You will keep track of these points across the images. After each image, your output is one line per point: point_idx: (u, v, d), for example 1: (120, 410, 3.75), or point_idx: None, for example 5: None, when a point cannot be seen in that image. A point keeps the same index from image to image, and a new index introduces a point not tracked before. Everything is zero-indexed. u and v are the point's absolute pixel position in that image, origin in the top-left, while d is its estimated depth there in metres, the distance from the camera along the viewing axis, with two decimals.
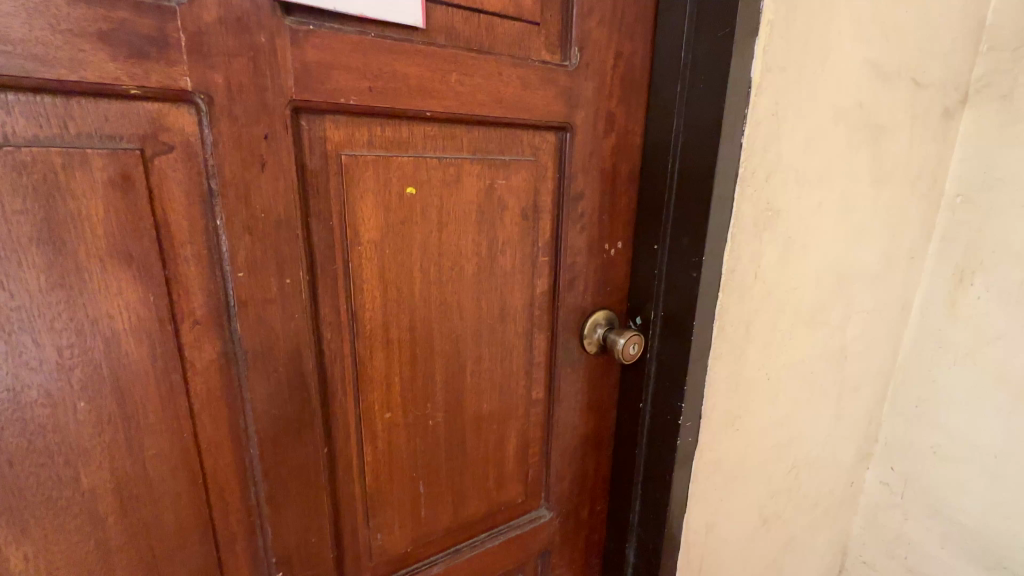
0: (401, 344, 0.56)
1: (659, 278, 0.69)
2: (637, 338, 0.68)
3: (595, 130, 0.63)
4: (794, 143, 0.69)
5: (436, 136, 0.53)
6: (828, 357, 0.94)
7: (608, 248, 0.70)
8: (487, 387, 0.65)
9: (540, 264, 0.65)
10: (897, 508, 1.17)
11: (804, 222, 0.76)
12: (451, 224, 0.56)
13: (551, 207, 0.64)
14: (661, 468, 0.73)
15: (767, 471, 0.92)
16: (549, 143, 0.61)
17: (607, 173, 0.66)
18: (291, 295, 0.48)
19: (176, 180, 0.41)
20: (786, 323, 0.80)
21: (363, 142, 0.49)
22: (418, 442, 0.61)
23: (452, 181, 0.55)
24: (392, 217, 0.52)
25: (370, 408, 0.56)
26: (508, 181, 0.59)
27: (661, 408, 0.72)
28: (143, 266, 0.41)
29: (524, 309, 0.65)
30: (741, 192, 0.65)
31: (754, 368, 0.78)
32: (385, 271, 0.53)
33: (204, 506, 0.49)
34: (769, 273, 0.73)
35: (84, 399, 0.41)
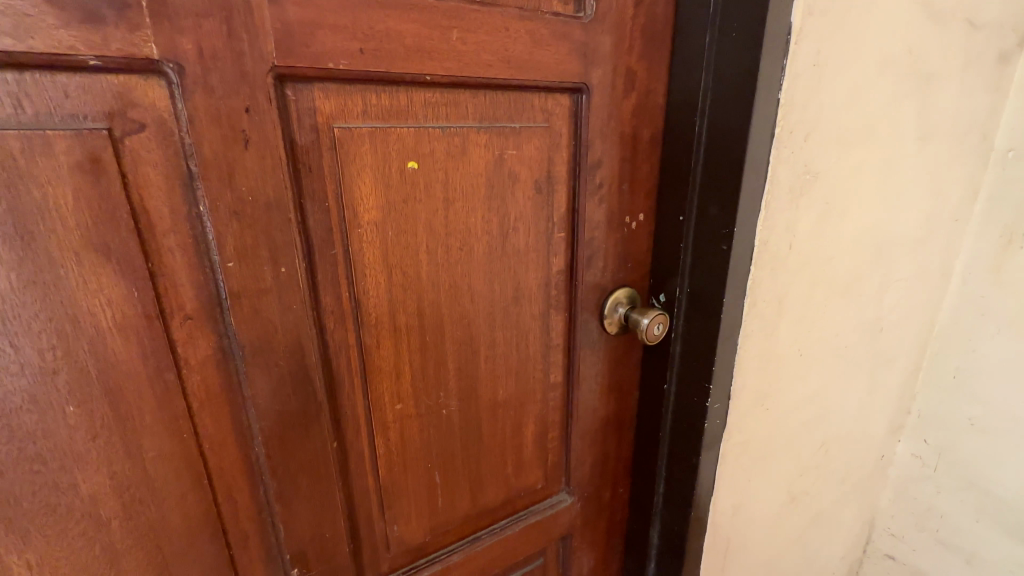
0: (410, 331, 0.53)
1: (685, 252, 0.64)
2: (661, 317, 0.64)
3: (614, 91, 0.57)
4: (836, 97, 0.62)
5: (438, 104, 0.48)
6: (864, 328, 0.89)
7: (629, 222, 0.64)
8: (503, 373, 0.62)
9: (556, 240, 0.60)
10: (929, 481, 1.13)
11: (844, 186, 0.69)
12: (458, 201, 0.51)
13: (567, 179, 0.58)
14: (687, 452, 0.70)
15: (796, 450, 0.88)
16: (563, 106, 0.55)
17: (627, 137, 0.60)
18: (288, 285, 0.44)
19: (152, 163, 0.37)
20: (820, 296, 0.75)
21: (357, 112, 0.44)
22: (432, 432, 0.58)
23: (457, 153, 0.50)
24: (393, 195, 0.48)
25: (380, 399, 0.53)
26: (520, 151, 0.54)
27: (687, 390, 0.68)
28: (124, 259, 0.38)
29: (540, 289, 0.61)
30: (777, 155, 0.58)
31: (786, 346, 0.74)
32: (389, 254, 0.49)
33: (212, 506, 0.46)
34: (805, 244, 0.68)
35: (73, 402, 0.38)
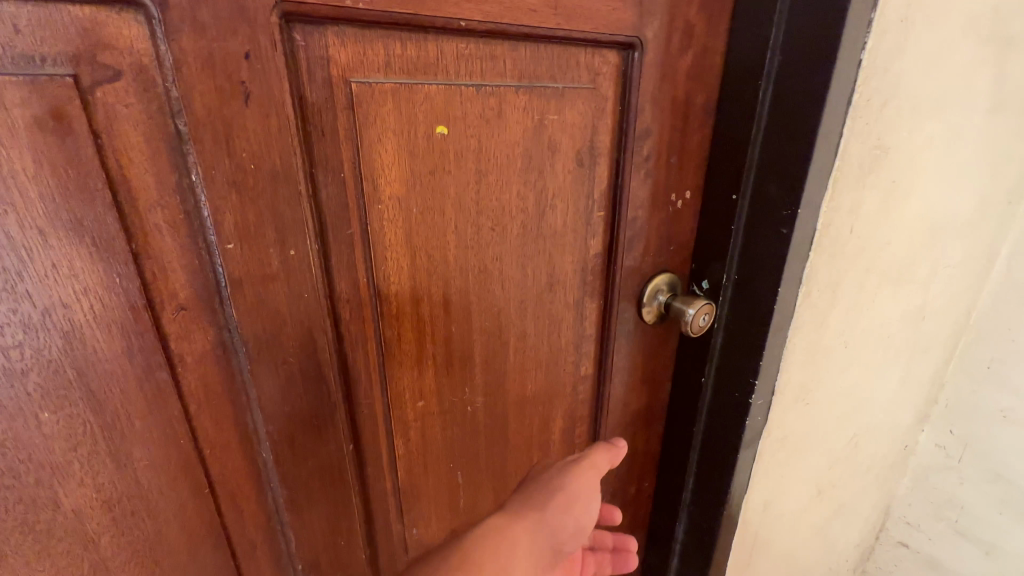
0: (434, 322, 0.47)
1: (736, 235, 0.57)
2: (708, 308, 0.58)
3: (669, 47, 0.50)
4: (917, 61, 0.54)
5: (472, 57, 0.40)
6: (907, 317, 0.83)
7: (675, 200, 0.58)
8: (533, 366, 0.56)
9: (595, 220, 0.54)
10: (952, 472, 1.10)
11: (912, 163, 0.62)
12: (492, 173, 0.45)
13: (610, 150, 0.51)
14: (724, 450, 0.65)
15: (829, 443, 0.84)
16: (611, 64, 0.48)
17: (679, 103, 0.53)
18: (297, 271, 0.38)
19: (131, 120, 0.30)
20: (873, 283, 0.69)
21: (378, 64, 0.37)
22: (455, 432, 0.53)
23: (492, 116, 0.43)
24: (419, 166, 0.41)
25: (400, 397, 0.48)
26: (561, 116, 0.47)
27: (728, 385, 0.63)
28: (101, 239, 0.31)
29: (576, 274, 0.55)
30: (851, 126, 0.51)
31: (833, 338, 0.68)
32: (413, 234, 0.43)
33: (215, 516, 0.41)
34: (865, 227, 0.61)
35: (48, 408, 0.32)
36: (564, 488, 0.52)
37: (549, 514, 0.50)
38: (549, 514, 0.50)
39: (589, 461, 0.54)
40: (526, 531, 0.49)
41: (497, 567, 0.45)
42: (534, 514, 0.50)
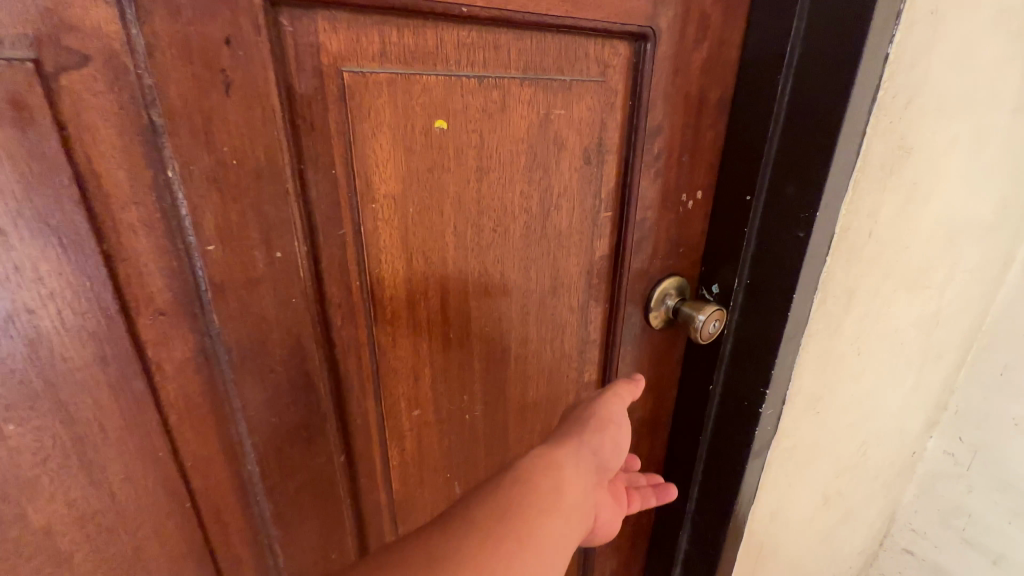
0: (431, 327, 0.44)
1: (749, 238, 0.54)
2: (719, 314, 0.55)
3: (683, 39, 0.47)
4: (944, 57, 0.51)
5: (474, 47, 0.38)
6: (921, 323, 0.81)
7: (685, 200, 0.55)
8: (535, 373, 0.54)
9: (602, 221, 0.51)
10: (961, 480, 1.08)
11: (934, 164, 0.59)
12: (494, 171, 0.42)
13: (619, 147, 0.49)
14: (732, 460, 0.63)
15: (838, 451, 0.81)
16: (621, 55, 0.45)
17: (692, 98, 0.50)
18: (283, 274, 0.35)
19: (99, 110, 0.27)
20: (888, 289, 0.66)
21: (372, 53, 0.34)
22: (452, 440, 0.50)
23: (495, 111, 0.40)
24: (416, 162, 0.38)
25: (395, 405, 0.45)
26: (568, 112, 0.44)
27: (737, 394, 0.60)
28: (68, 240, 0.28)
29: (581, 277, 0.53)
30: (874, 125, 0.49)
31: (846, 345, 0.66)
32: (409, 235, 0.40)
33: (197, 531, 0.39)
34: (884, 231, 0.58)
35: (13, 421, 0.29)
36: (593, 415, 0.47)
37: (586, 437, 0.45)
38: (586, 436, 0.45)
39: (611, 393, 0.50)
40: (572, 457, 0.42)
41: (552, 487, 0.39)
42: (571, 440, 0.44)
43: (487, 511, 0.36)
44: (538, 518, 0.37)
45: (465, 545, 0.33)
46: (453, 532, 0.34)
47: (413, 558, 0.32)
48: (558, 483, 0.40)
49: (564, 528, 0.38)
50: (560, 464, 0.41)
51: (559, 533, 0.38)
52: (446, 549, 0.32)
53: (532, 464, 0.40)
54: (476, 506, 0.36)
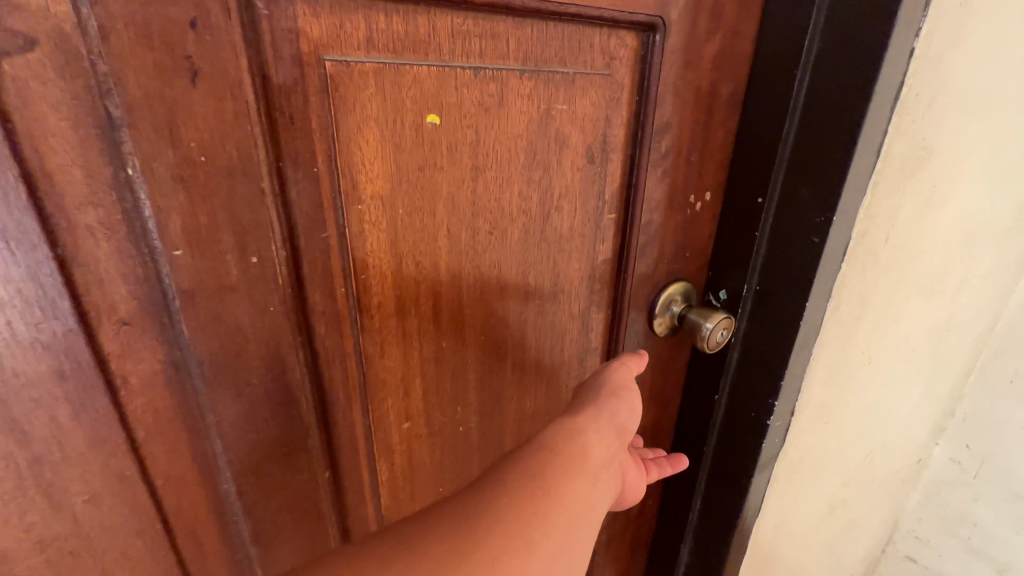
0: (422, 335, 0.42)
1: (760, 243, 0.52)
2: (727, 322, 0.53)
3: (694, 30, 0.44)
4: (970, 53, 0.48)
5: (470, 35, 0.35)
6: (933, 330, 0.78)
7: (693, 202, 0.52)
8: (532, 382, 0.51)
9: (605, 223, 0.49)
10: (967, 488, 1.05)
11: (955, 167, 0.56)
12: (490, 171, 0.39)
13: (624, 145, 0.46)
14: (737, 473, 0.61)
15: (844, 461, 0.79)
16: (628, 47, 0.42)
17: (703, 93, 0.47)
18: (259, 281, 0.32)
19: (49, 99, 0.24)
20: (903, 296, 0.64)
21: (358, 41, 0.31)
22: (445, 452, 0.48)
23: (492, 105, 0.37)
24: (406, 160, 0.35)
25: (383, 417, 0.43)
26: (571, 107, 0.41)
27: (743, 405, 0.58)
28: (18, 243, 0.25)
29: (582, 281, 0.50)
30: (896, 124, 0.46)
31: (858, 354, 0.63)
32: (398, 238, 0.37)
33: (168, 551, 0.35)
34: (901, 236, 0.56)
35: None
36: (602, 383, 0.45)
37: (601, 403, 0.42)
38: (601, 402, 0.42)
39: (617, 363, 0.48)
40: (593, 420, 0.40)
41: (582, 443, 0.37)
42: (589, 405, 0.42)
43: (516, 473, 0.34)
44: (569, 479, 0.35)
45: (501, 509, 0.31)
46: (483, 494, 0.32)
47: (449, 521, 0.30)
48: (582, 444, 0.37)
49: (597, 485, 0.36)
50: (582, 426, 0.39)
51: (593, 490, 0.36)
52: (478, 514, 0.30)
53: (554, 429, 0.38)
54: (506, 470, 0.34)
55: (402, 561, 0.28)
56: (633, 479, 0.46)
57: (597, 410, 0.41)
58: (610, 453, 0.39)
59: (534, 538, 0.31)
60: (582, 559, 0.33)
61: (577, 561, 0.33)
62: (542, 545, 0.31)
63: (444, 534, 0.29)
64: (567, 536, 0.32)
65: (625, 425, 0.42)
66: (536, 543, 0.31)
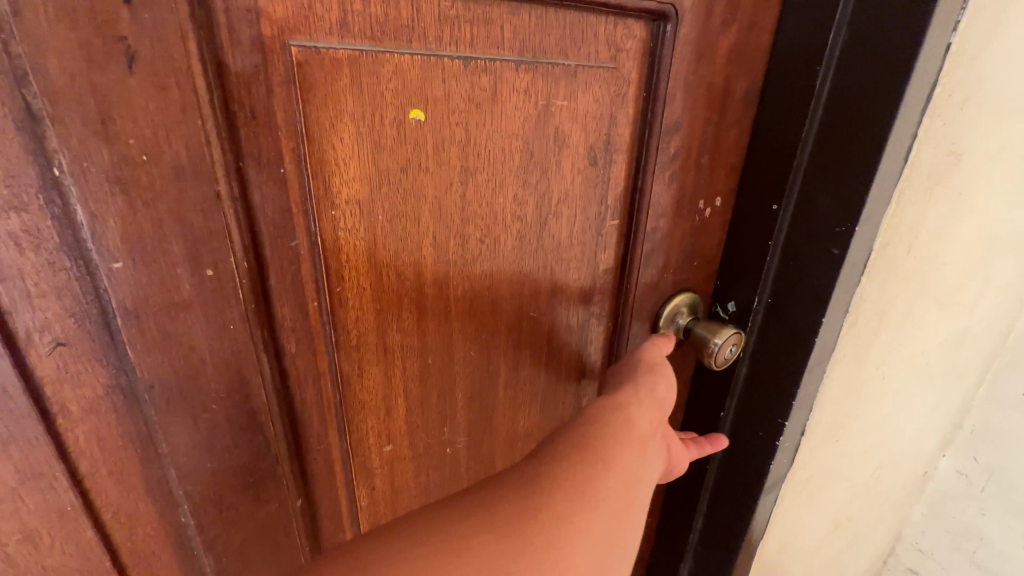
0: (406, 351, 0.38)
1: (774, 253, 0.48)
2: (737, 338, 0.49)
3: (709, 20, 0.40)
4: (1006, 50, 0.44)
5: (459, 20, 0.31)
6: (948, 342, 0.74)
7: (702, 208, 0.48)
8: (526, 400, 0.48)
9: (608, 230, 0.45)
10: (973, 501, 1.00)
11: (982, 173, 0.53)
12: (482, 173, 0.36)
13: (630, 146, 0.42)
14: (742, 494, 0.57)
15: (852, 477, 0.75)
16: (635, 38, 0.38)
17: (716, 90, 0.43)
18: (216, 297, 0.29)
19: None
20: (921, 308, 0.60)
21: (330, 25, 0.28)
22: (431, 475, 0.45)
23: (485, 101, 0.34)
24: (387, 161, 0.32)
25: (364, 440, 0.39)
26: (572, 104, 0.38)
27: (751, 424, 0.54)
28: None
29: (582, 291, 0.46)
30: (926, 127, 0.42)
31: (872, 369, 0.60)
32: (379, 247, 0.34)
33: None
34: (924, 247, 0.52)
35: None
36: (638, 360, 0.45)
37: (641, 380, 0.43)
38: (640, 379, 0.43)
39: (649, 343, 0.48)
40: (636, 396, 0.41)
41: (626, 417, 0.38)
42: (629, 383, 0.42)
43: (567, 444, 0.34)
44: (619, 447, 0.35)
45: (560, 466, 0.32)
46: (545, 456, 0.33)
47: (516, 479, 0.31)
48: (628, 416, 0.38)
49: (646, 452, 0.37)
50: (626, 401, 0.40)
51: (644, 457, 0.36)
52: (539, 479, 0.31)
53: (597, 407, 0.39)
54: (560, 439, 0.35)
55: (478, 516, 0.28)
56: (679, 454, 0.46)
57: (637, 386, 0.42)
58: (654, 426, 0.40)
59: (596, 495, 0.31)
60: (639, 524, 0.33)
61: (638, 520, 0.33)
62: (604, 508, 0.31)
63: (510, 499, 0.29)
64: (628, 494, 0.33)
65: (667, 399, 0.43)
66: (600, 498, 0.31)
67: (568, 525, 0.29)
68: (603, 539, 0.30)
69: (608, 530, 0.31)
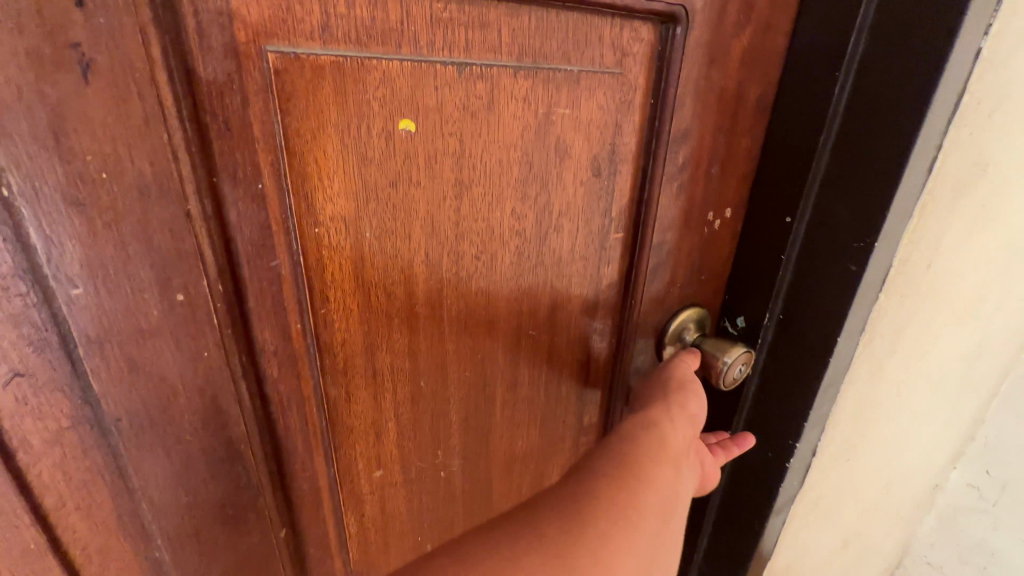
0: (397, 374, 0.36)
1: (786, 268, 0.45)
2: (746, 357, 0.47)
3: (722, 21, 0.37)
4: None
5: (453, 24, 0.29)
6: (964, 355, 0.71)
7: (711, 219, 0.46)
8: (525, 421, 0.46)
9: (611, 244, 0.43)
10: (985, 516, 0.96)
11: (1006, 183, 0.50)
12: (477, 186, 0.34)
13: (635, 155, 0.40)
14: (749, 516, 0.55)
15: (862, 494, 0.73)
16: (643, 41, 0.36)
17: (728, 96, 0.41)
18: (188, 322, 0.27)
19: None
20: (938, 323, 0.57)
21: (311, 29, 0.25)
22: (424, 499, 0.43)
23: (480, 110, 0.31)
24: (375, 174, 0.30)
25: (352, 466, 0.37)
26: (575, 112, 0.35)
27: (759, 444, 0.52)
28: None
29: (584, 307, 0.44)
30: (952, 137, 0.40)
31: (887, 387, 0.57)
32: (366, 265, 0.32)
33: None
34: (944, 261, 0.50)
35: None
36: (668, 375, 0.45)
37: (672, 395, 0.44)
38: (669, 395, 0.44)
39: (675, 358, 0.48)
40: (667, 414, 0.42)
41: (660, 436, 0.40)
42: (658, 400, 0.43)
43: (607, 465, 0.36)
44: (655, 466, 0.37)
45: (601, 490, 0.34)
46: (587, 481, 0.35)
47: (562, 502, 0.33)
48: (661, 435, 0.40)
49: (678, 472, 0.39)
50: (658, 420, 0.41)
51: (676, 477, 0.38)
52: (584, 498, 0.33)
53: (631, 427, 0.40)
54: (598, 462, 0.37)
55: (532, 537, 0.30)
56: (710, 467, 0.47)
57: (669, 402, 0.43)
58: (685, 442, 0.42)
59: (636, 517, 0.33)
60: (671, 542, 0.36)
61: (669, 540, 0.35)
62: (643, 526, 0.33)
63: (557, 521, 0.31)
64: (662, 515, 0.35)
65: (698, 415, 0.44)
66: (640, 518, 0.33)
67: (612, 543, 0.31)
68: (642, 556, 0.32)
69: (642, 549, 0.33)
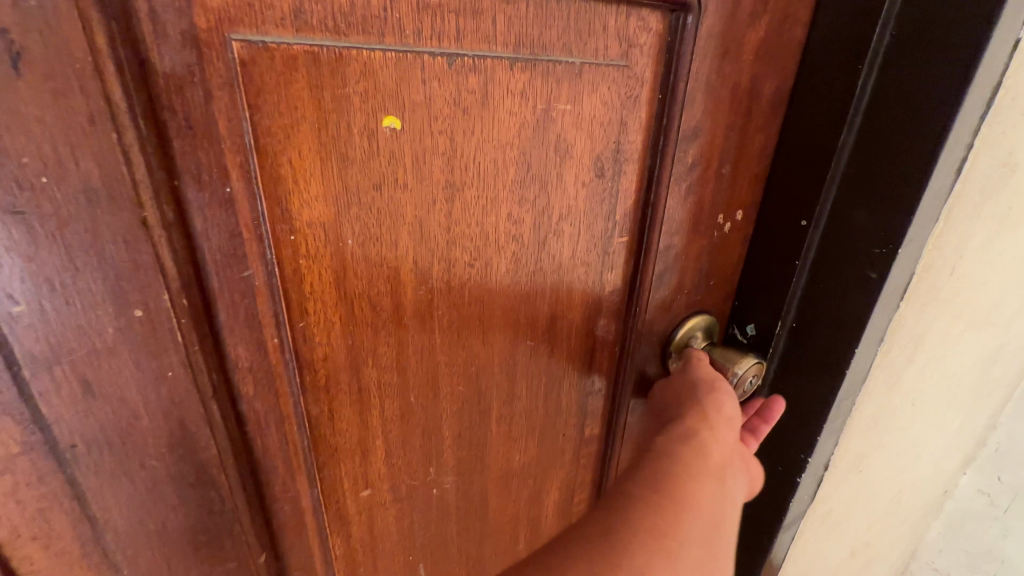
0: (385, 389, 0.34)
1: (801, 275, 0.43)
2: (756, 368, 0.44)
3: (737, 9, 0.35)
4: None
5: (443, 11, 0.26)
6: (980, 362, 0.69)
7: (721, 222, 0.43)
8: (522, 435, 0.43)
9: (614, 249, 0.40)
10: (993, 522, 0.93)
11: None
12: (470, 189, 0.31)
13: (641, 154, 0.37)
14: (757, 531, 0.53)
15: (872, 504, 0.70)
16: (651, 31, 0.33)
17: (741, 91, 0.38)
18: (148, 339, 0.24)
19: None
20: (957, 331, 0.55)
21: (281, 16, 0.23)
22: (415, 517, 0.40)
23: (473, 107, 0.29)
24: (357, 177, 0.27)
25: (337, 486, 0.35)
26: (576, 108, 0.33)
27: (768, 457, 0.50)
28: None
29: (586, 316, 0.41)
30: (983, 136, 0.37)
31: (903, 397, 0.55)
32: (349, 275, 0.29)
33: None
34: (967, 268, 0.47)
35: None
36: (699, 380, 0.42)
37: (706, 401, 0.40)
38: (704, 400, 0.40)
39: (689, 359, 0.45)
40: (704, 423, 0.38)
41: (699, 449, 0.36)
42: (693, 408, 0.40)
43: (642, 486, 0.33)
44: (695, 484, 0.34)
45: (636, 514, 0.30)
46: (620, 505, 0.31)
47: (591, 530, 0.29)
48: (699, 448, 0.36)
49: (723, 489, 0.35)
50: (696, 431, 0.38)
51: (721, 494, 0.35)
52: (616, 524, 0.30)
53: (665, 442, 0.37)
54: (633, 483, 0.33)
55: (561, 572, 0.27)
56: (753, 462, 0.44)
57: (703, 408, 0.39)
58: (728, 453, 0.38)
59: (677, 542, 0.30)
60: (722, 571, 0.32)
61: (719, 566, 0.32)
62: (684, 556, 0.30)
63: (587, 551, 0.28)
64: (709, 539, 0.32)
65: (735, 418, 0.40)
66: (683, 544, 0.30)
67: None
68: None
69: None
